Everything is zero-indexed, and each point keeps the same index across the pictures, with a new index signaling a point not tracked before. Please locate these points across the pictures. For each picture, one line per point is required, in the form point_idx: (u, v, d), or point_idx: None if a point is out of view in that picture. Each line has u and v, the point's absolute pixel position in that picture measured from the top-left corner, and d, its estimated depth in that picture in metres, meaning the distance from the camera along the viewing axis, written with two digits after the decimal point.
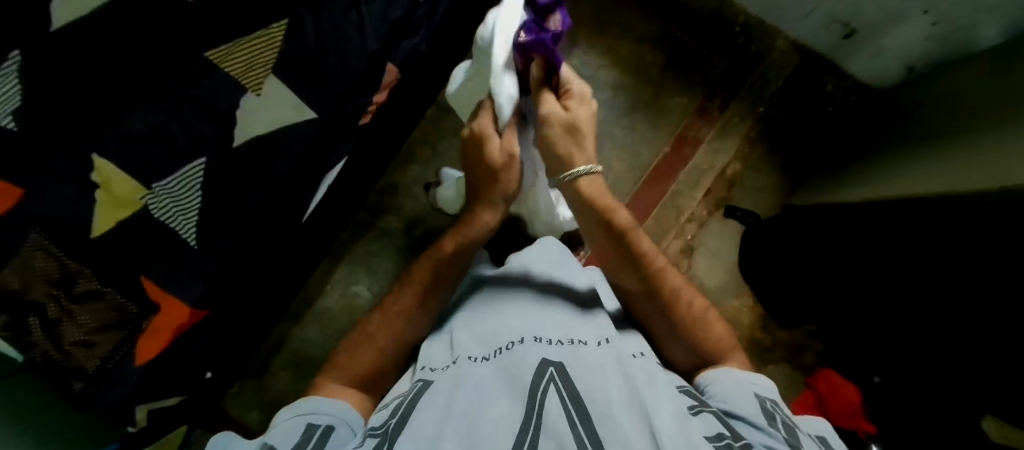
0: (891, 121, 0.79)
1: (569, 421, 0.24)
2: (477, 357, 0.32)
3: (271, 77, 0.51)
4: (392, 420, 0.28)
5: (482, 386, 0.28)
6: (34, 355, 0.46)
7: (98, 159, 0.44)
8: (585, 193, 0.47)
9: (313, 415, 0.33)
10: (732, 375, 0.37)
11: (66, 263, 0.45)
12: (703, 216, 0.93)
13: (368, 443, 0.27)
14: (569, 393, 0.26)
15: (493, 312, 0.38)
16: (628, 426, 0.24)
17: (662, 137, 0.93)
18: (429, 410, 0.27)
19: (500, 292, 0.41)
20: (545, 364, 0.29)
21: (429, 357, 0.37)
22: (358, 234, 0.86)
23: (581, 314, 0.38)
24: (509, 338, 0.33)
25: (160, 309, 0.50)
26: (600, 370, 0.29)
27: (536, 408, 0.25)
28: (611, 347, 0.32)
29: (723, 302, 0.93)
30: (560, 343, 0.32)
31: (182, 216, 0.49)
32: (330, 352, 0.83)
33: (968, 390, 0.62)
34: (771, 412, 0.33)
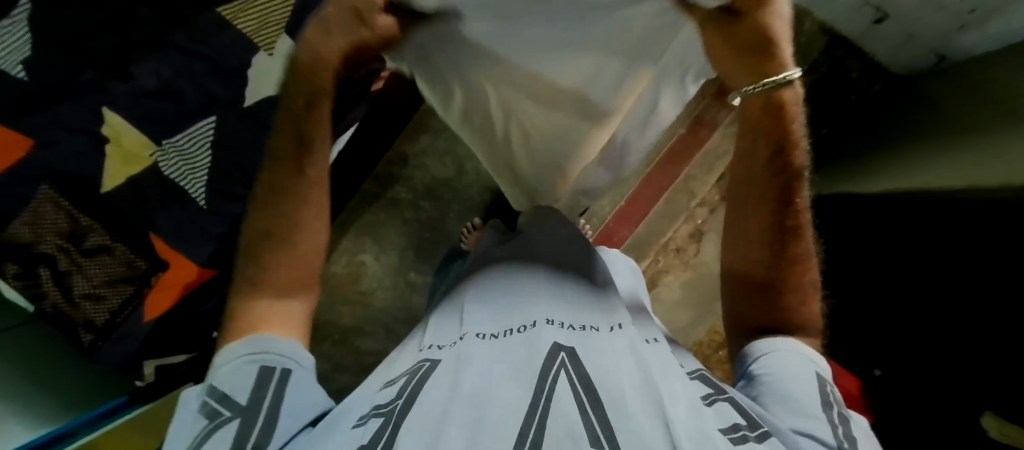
0: (917, 113, 0.76)
1: (580, 409, 0.23)
2: (487, 336, 0.32)
3: (284, 36, 0.49)
4: (398, 401, 0.27)
5: (491, 364, 0.28)
6: (45, 307, 0.46)
7: (109, 114, 0.44)
8: (773, 101, 0.37)
9: (268, 357, 0.28)
10: (789, 351, 0.34)
11: (78, 217, 0.45)
12: (714, 202, 0.93)
13: (372, 423, 0.25)
14: (579, 375, 0.26)
15: (508, 294, 0.37)
16: (645, 415, 0.23)
17: (679, 120, 0.91)
18: (436, 389, 0.27)
19: (512, 270, 0.40)
20: (556, 348, 0.28)
21: (438, 336, 0.37)
22: (366, 204, 0.86)
23: (593, 297, 0.37)
24: (522, 321, 0.33)
25: (170, 266, 0.51)
26: (613, 357, 0.28)
27: (547, 387, 0.24)
28: (623, 334, 0.32)
29: None
30: (572, 327, 0.32)
31: (191, 174, 0.49)
32: (338, 316, 0.86)
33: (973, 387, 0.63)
34: (829, 399, 0.30)
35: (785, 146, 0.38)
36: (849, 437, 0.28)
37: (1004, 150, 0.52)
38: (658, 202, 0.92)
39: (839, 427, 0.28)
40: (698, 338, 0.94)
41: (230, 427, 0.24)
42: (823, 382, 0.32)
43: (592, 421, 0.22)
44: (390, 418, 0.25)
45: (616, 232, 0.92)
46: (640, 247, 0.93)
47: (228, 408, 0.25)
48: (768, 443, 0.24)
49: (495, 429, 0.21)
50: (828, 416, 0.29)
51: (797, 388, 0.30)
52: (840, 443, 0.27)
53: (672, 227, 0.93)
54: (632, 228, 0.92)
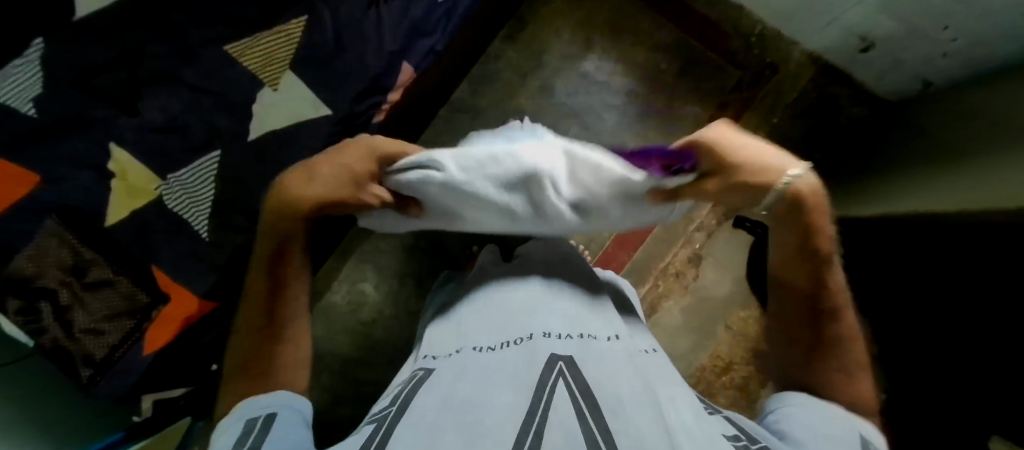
0: (905, 139, 0.78)
1: (578, 416, 0.22)
2: (483, 347, 0.32)
3: (289, 72, 0.52)
4: (392, 408, 0.27)
5: (486, 374, 0.28)
6: (44, 341, 0.45)
7: (115, 148, 0.45)
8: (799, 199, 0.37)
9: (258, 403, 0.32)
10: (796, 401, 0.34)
11: (81, 251, 0.45)
12: (712, 225, 0.94)
13: (367, 428, 0.26)
14: (577, 382, 0.25)
15: (506, 305, 0.37)
16: (645, 419, 0.23)
17: None
18: (431, 396, 0.27)
19: (511, 284, 0.40)
20: (554, 358, 0.28)
21: (434, 348, 0.37)
22: (367, 231, 0.87)
23: (590, 308, 0.37)
24: (519, 332, 0.32)
25: (170, 300, 0.50)
26: (611, 365, 0.28)
27: (546, 396, 0.24)
28: (621, 344, 0.32)
29: (728, 311, 0.93)
30: (569, 337, 0.31)
31: (194, 207, 0.50)
32: (336, 345, 0.85)
33: (972, 411, 0.58)
34: (872, 443, 0.28)
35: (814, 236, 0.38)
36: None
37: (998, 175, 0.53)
38: (656, 227, 0.94)
39: None
40: (701, 364, 0.92)
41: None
42: (861, 433, 0.30)
43: (591, 426, 0.22)
44: (384, 427, 0.25)
45: (615, 257, 0.93)
46: (640, 271, 0.93)
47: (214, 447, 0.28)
48: None
49: (493, 435, 0.21)
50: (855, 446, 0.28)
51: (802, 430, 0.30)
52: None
53: (670, 252, 0.94)
54: (630, 253, 0.93)
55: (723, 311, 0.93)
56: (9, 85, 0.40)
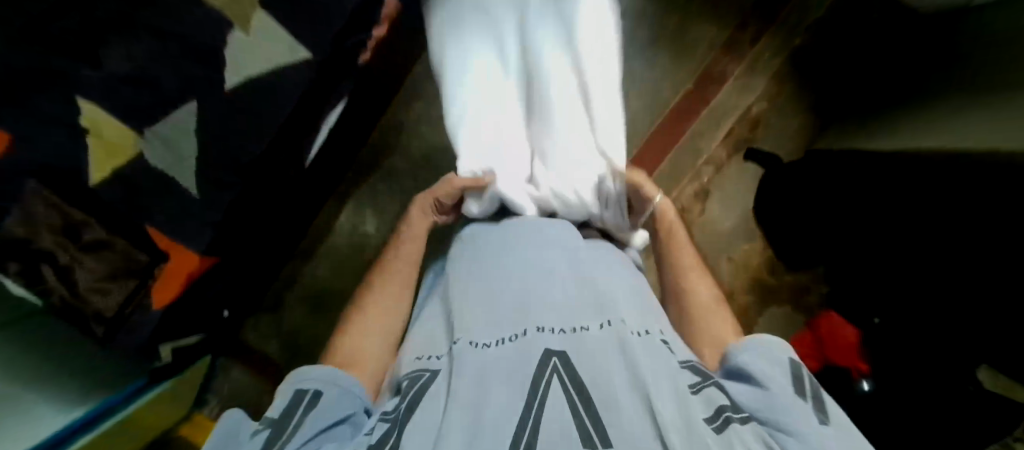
0: (942, 64, 0.75)
1: (572, 410, 0.25)
2: (477, 343, 0.32)
3: (258, 11, 0.47)
4: (402, 405, 0.29)
5: (482, 373, 0.29)
6: (53, 300, 0.47)
7: (85, 103, 0.41)
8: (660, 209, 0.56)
9: (305, 382, 0.34)
10: (759, 340, 0.37)
11: (69, 213, 0.44)
12: (721, 159, 0.96)
13: (381, 428, 0.29)
14: (571, 379, 0.27)
15: (490, 298, 0.36)
16: (631, 410, 0.25)
17: (685, 76, 0.93)
18: (436, 402, 0.29)
19: (496, 269, 0.39)
20: (548, 355, 0.29)
21: (427, 346, 0.37)
22: (365, 173, 0.86)
23: (573, 291, 0.36)
24: (514, 329, 0.33)
25: (171, 257, 0.51)
26: (601, 355, 0.29)
27: (541, 395, 0.26)
28: (614, 329, 0.32)
29: (735, 244, 0.96)
30: (564, 331, 0.32)
31: (178, 165, 0.47)
32: (344, 286, 0.86)
33: (971, 340, 0.71)
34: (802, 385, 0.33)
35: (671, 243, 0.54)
36: (826, 413, 0.31)
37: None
38: (662, 162, 0.94)
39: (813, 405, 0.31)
40: None
41: (262, 435, 0.29)
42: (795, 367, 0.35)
43: (584, 420, 0.24)
44: (397, 427, 0.28)
45: None
46: None
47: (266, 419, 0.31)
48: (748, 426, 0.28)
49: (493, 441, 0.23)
50: (803, 397, 0.32)
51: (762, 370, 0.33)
52: (822, 419, 0.30)
53: (677, 187, 0.95)
54: None
55: (727, 242, 0.96)
56: None
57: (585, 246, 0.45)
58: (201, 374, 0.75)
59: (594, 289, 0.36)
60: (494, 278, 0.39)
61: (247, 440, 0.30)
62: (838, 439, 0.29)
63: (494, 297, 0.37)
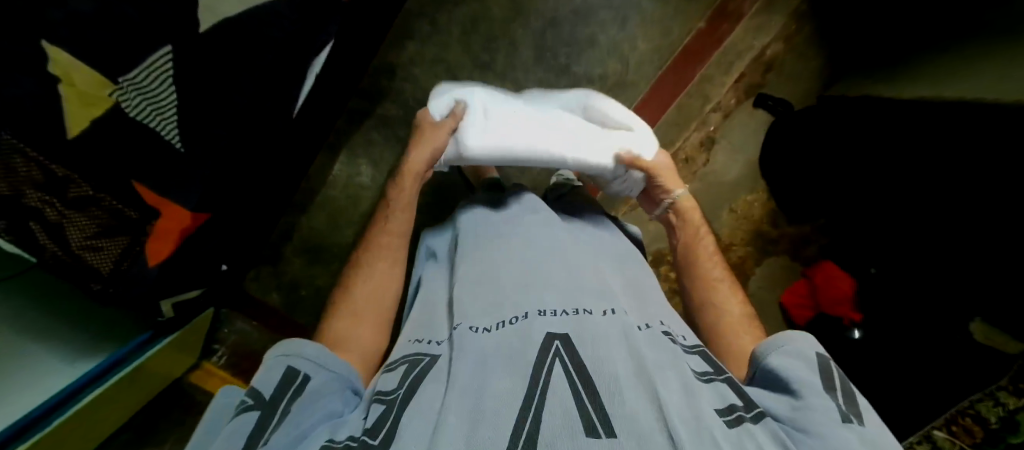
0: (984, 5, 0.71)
1: (576, 397, 0.25)
2: (479, 328, 0.33)
3: None
4: (401, 388, 0.30)
5: (483, 360, 0.30)
6: (47, 258, 0.47)
7: (49, 47, 0.37)
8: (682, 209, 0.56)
9: (300, 361, 0.32)
10: (785, 336, 0.36)
11: (51, 168, 0.41)
12: (730, 106, 0.92)
13: (376, 407, 0.29)
14: (574, 363, 0.27)
15: (492, 286, 0.37)
16: (636, 398, 0.25)
17: (698, 13, 0.87)
18: (436, 387, 0.29)
19: (502, 258, 0.41)
20: (551, 338, 0.30)
21: (424, 329, 0.38)
22: (356, 122, 0.82)
23: (578, 282, 0.37)
24: (514, 312, 0.34)
25: (161, 214, 0.50)
26: (606, 341, 0.30)
27: (542, 379, 0.26)
28: (616, 318, 0.33)
29: (736, 194, 0.95)
30: (565, 313, 0.33)
31: (160, 117, 0.45)
32: (341, 238, 0.86)
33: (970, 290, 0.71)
34: (829, 380, 0.32)
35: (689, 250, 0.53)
36: (853, 412, 0.30)
37: None
38: (668, 109, 0.90)
39: (843, 404, 0.30)
40: None
41: (251, 417, 0.27)
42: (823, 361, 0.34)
43: (587, 406, 0.24)
44: (393, 410, 0.28)
45: None
46: None
47: (254, 397, 0.29)
48: (762, 424, 0.28)
49: (494, 421, 0.24)
50: (829, 393, 0.31)
51: (788, 366, 0.33)
52: (846, 417, 0.29)
53: (682, 135, 0.92)
54: None
55: (729, 193, 0.95)
56: None
57: (589, 238, 0.47)
58: (206, 324, 0.77)
59: (596, 277, 0.39)
60: (496, 266, 0.40)
61: (234, 418, 0.28)
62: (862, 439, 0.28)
63: (496, 282, 0.38)
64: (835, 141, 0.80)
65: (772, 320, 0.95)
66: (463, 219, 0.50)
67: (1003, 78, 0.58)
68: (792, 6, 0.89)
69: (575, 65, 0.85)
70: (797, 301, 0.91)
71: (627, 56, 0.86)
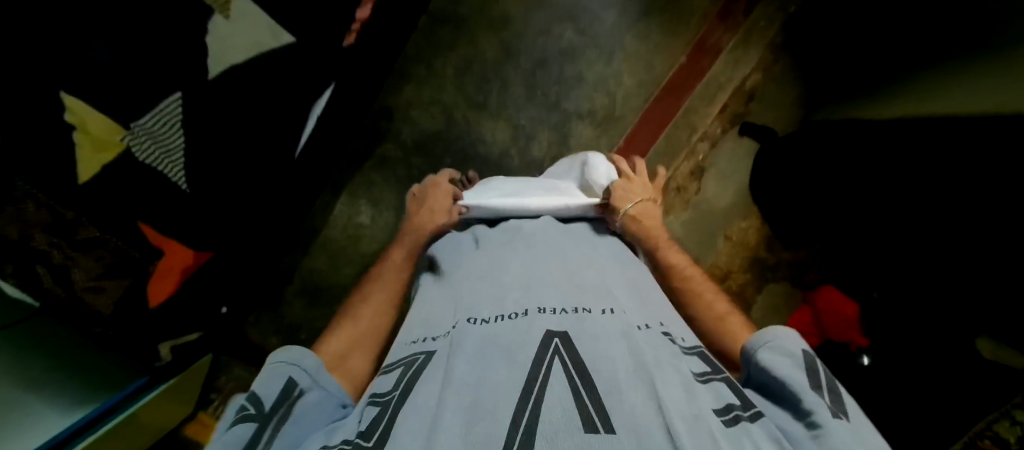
0: None
1: (574, 393, 0.25)
2: (477, 319, 0.34)
3: None
4: (395, 392, 0.30)
5: (482, 352, 0.30)
6: (50, 300, 0.47)
7: (67, 98, 0.39)
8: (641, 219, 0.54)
9: (298, 372, 0.32)
10: (773, 330, 0.35)
11: (60, 210, 0.43)
12: (717, 134, 0.95)
13: (369, 411, 0.29)
14: (572, 359, 0.28)
15: (491, 285, 0.38)
16: (636, 395, 0.25)
17: (678, 49, 0.92)
18: (430, 384, 0.29)
19: (500, 262, 0.42)
20: (550, 336, 0.30)
21: (424, 328, 0.37)
22: (357, 163, 0.85)
23: (578, 285, 0.38)
24: (514, 308, 0.34)
25: (163, 254, 0.51)
26: (605, 340, 0.30)
27: (542, 376, 0.27)
28: (616, 318, 0.33)
29: (731, 222, 0.97)
30: (565, 312, 0.33)
31: (168, 159, 0.46)
32: (341, 277, 0.86)
33: (969, 310, 0.73)
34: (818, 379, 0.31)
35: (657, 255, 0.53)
36: (840, 410, 0.29)
37: None
38: (657, 140, 0.94)
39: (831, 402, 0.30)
40: None
41: (249, 427, 0.27)
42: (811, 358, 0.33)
43: (585, 400, 0.25)
44: (386, 414, 0.28)
45: None
46: None
47: (254, 407, 0.28)
48: (759, 424, 0.27)
49: (491, 415, 0.24)
50: (818, 393, 0.30)
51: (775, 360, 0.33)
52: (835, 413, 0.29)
53: (673, 164, 0.94)
54: None
55: (722, 221, 0.97)
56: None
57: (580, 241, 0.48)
58: (204, 370, 0.76)
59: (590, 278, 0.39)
60: (494, 269, 0.41)
61: (229, 427, 0.27)
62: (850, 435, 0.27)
63: (494, 282, 0.39)
64: (817, 165, 0.83)
65: None
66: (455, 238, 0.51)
67: (973, 94, 0.61)
68: (767, 40, 0.94)
69: (565, 101, 0.89)
70: (802, 326, 0.93)
71: (614, 91, 0.91)
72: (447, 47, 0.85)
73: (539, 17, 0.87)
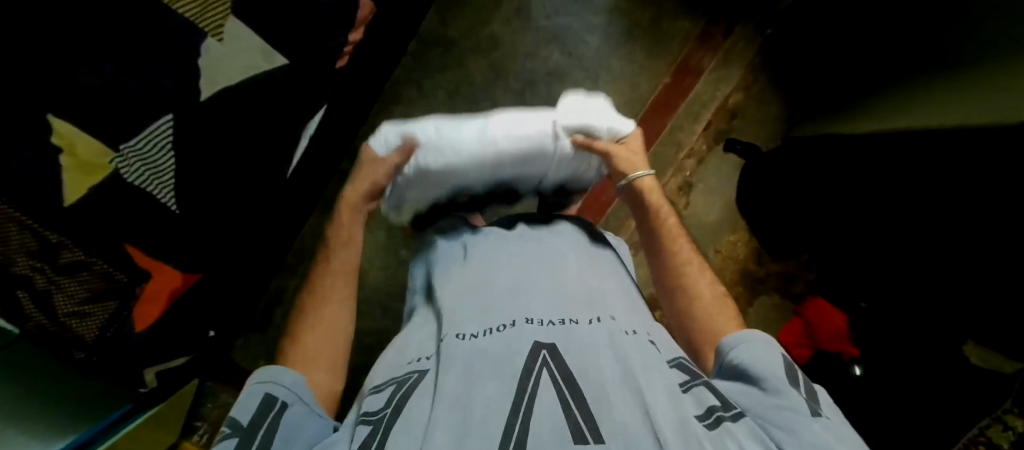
0: None
1: (565, 410, 0.28)
2: (466, 335, 0.37)
3: (231, 17, 0.45)
4: (388, 409, 0.33)
5: (471, 366, 0.33)
6: (31, 326, 0.47)
7: (54, 121, 0.38)
8: (641, 192, 0.56)
9: (276, 389, 0.36)
10: (755, 332, 0.40)
11: (43, 233, 0.41)
12: (702, 151, 0.98)
13: (362, 431, 0.32)
14: (559, 370, 0.31)
15: (477, 295, 0.42)
16: (626, 407, 0.29)
17: (661, 69, 0.95)
18: (423, 401, 0.32)
19: (476, 277, 0.45)
20: (538, 348, 0.34)
21: (416, 350, 0.41)
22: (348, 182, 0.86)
23: (559, 290, 0.42)
24: (501, 320, 0.38)
25: (151, 276, 0.50)
26: (593, 349, 0.34)
27: (530, 386, 0.30)
28: (602, 326, 0.37)
29: (719, 237, 0.99)
30: (552, 323, 0.37)
31: (157, 179, 0.46)
32: None
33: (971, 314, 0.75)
34: (794, 375, 0.36)
35: (657, 226, 0.54)
36: (816, 406, 0.34)
37: (1012, 92, 0.52)
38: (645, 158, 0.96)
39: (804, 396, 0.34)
40: None
41: (228, 445, 0.33)
42: (784, 360, 0.38)
43: (575, 417, 0.27)
44: (379, 430, 0.31)
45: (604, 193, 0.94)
46: None
47: (234, 425, 0.34)
48: (740, 422, 0.31)
49: (480, 432, 0.27)
50: (795, 389, 0.35)
51: (760, 365, 0.36)
52: (815, 411, 0.33)
53: (661, 181, 0.96)
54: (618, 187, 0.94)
55: (711, 237, 0.98)
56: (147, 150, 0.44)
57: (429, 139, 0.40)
58: (189, 397, 0.75)
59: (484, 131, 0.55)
60: (479, 282, 0.44)
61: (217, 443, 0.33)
62: (839, 430, 0.32)
63: (484, 292, 0.42)
64: (804, 180, 0.87)
65: None
66: (446, 243, 0.54)
67: (936, 109, 0.64)
68: (746, 60, 0.98)
69: None
70: (795, 338, 0.93)
71: None
72: (437, 69, 0.88)
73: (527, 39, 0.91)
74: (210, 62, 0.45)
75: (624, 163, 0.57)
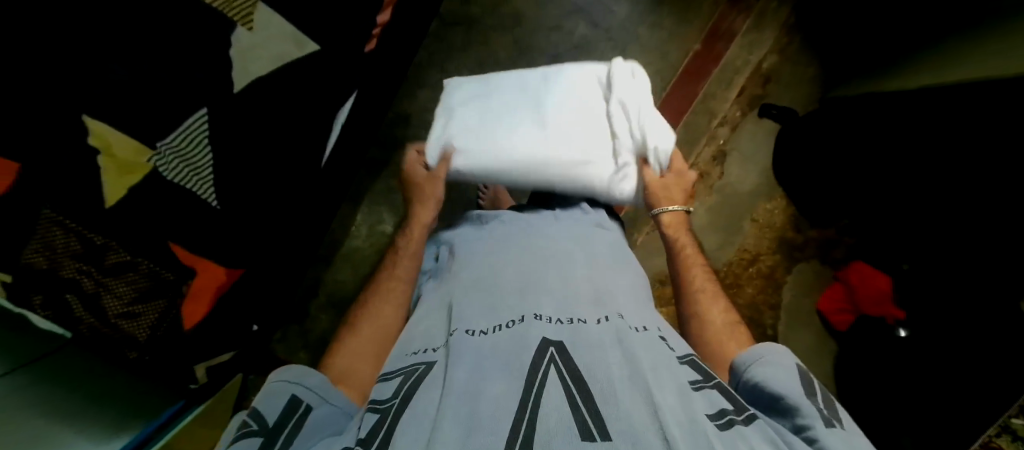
0: None
1: (571, 404, 0.26)
2: (475, 330, 0.36)
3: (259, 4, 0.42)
4: (395, 400, 0.31)
5: (478, 362, 0.31)
6: (83, 327, 0.47)
7: (91, 120, 0.37)
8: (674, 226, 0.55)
9: (303, 392, 0.33)
10: (768, 347, 0.39)
11: (89, 236, 0.42)
12: (736, 118, 0.94)
13: (369, 418, 0.30)
14: (568, 368, 0.29)
15: (484, 291, 0.41)
16: (634, 402, 0.26)
17: (691, 36, 0.91)
18: (432, 391, 0.30)
19: (479, 275, 0.44)
20: (546, 344, 0.32)
21: (421, 341, 0.39)
22: (375, 171, 0.86)
23: (563, 286, 0.41)
24: (510, 316, 0.37)
25: (195, 272, 0.50)
26: (601, 346, 0.32)
27: (538, 382, 0.28)
28: (612, 324, 0.35)
29: (756, 204, 0.95)
30: (560, 321, 0.36)
31: (195, 176, 0.44)
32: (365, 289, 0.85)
33: None
34: (811, 388, 0.35)
35: (681, 263, 0.53)
36: (833, 417, 0.32)
37: None
38: (677, 128, 0.92)
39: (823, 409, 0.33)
40: (726, 261, 0.95)
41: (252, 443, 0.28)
42: (801, 373, 0.36)
43: (584, 414, 0.25)
44: (388, 417, 0.29)
45: None
46: None
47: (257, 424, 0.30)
48: (752, 425, 0.29)
49: (488, 427, 0.25)
50: (811, 399, 0.33)
51: (774, 378, 0.35)
52: (830, 421, 0.32)
53: (694, 152, 0.93)
54: None
55: (747, 206, 0.95)
56: (184, 144, 0.42)
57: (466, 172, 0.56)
58: (235, 391, 0.76)
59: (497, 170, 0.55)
60: (483, 280, 0.43)
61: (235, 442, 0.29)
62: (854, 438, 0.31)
63: (489, 288, 0.41)
64: None
65: (815, 328, 0.95)
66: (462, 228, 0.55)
67: (987, 55, 0.61)
68: (779, 20, 0.93)
69: None
70: (835, 303, 0.92)
71: None
72: (459, 49, 0.85)
73: (550, 13, 0.87)
74: (242, 53, 0.43)
75: (665, 195, 0.54)
